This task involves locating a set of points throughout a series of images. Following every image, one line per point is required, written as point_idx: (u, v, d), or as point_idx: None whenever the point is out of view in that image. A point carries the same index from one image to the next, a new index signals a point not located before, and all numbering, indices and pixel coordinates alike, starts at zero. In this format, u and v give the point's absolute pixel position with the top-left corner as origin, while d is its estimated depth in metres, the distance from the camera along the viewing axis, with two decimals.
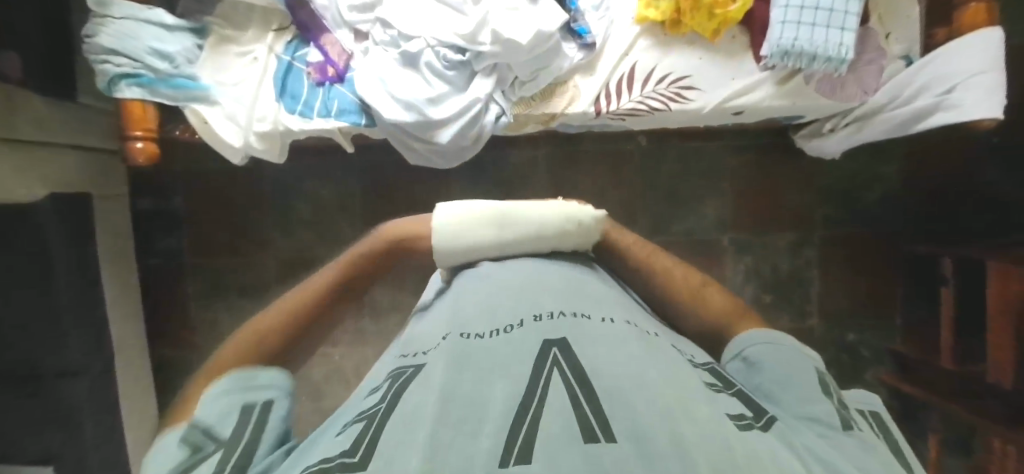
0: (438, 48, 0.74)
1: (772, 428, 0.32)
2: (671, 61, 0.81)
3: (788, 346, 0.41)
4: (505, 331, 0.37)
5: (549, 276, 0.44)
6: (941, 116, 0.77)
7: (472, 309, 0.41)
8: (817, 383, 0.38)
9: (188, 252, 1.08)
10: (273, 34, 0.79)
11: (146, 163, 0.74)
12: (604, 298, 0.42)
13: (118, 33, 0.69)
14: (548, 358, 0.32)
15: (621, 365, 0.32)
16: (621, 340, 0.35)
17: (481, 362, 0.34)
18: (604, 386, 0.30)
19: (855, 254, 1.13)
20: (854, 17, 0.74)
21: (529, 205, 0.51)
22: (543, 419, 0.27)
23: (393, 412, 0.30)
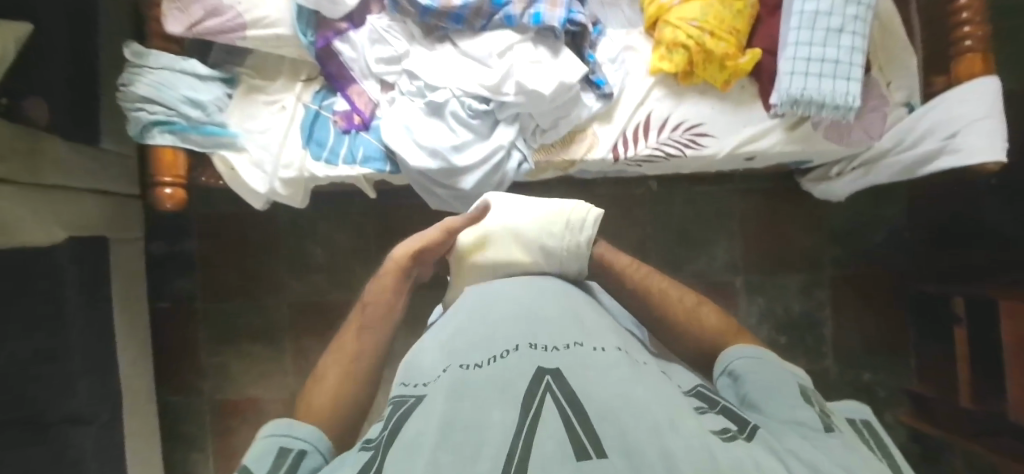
0: (463, 98, 0.77)
1: (757, 437, 0.34)
2: (685, 110, 0.84)
3: (773, 361, 0.44)
4: (501, 357, 0.40)
5: (543, 306, 0.48)
6: (945, 160, 0.80)
7: (471, 340, 0.45)
8: (797, 392, 0.40)
9: (200, 296, 1.07)
10: (302, 84, 0.82)
11: (173, 209, 0.74)
12: (594, 326, 0.46)
13: (154, 83, 0.71)
14: (540, 384, 0.36)
15: (607, 389, 0.36)
16: (608, 364, 0.39)
17: (480, 389, 0.37)
18: (593, 409, 0.33)
19: (864, 294, 1.14)
20: (859, 68, 0.77)
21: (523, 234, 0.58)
22: (535, 439, 0.31)
23: (399, 444, 0.34)
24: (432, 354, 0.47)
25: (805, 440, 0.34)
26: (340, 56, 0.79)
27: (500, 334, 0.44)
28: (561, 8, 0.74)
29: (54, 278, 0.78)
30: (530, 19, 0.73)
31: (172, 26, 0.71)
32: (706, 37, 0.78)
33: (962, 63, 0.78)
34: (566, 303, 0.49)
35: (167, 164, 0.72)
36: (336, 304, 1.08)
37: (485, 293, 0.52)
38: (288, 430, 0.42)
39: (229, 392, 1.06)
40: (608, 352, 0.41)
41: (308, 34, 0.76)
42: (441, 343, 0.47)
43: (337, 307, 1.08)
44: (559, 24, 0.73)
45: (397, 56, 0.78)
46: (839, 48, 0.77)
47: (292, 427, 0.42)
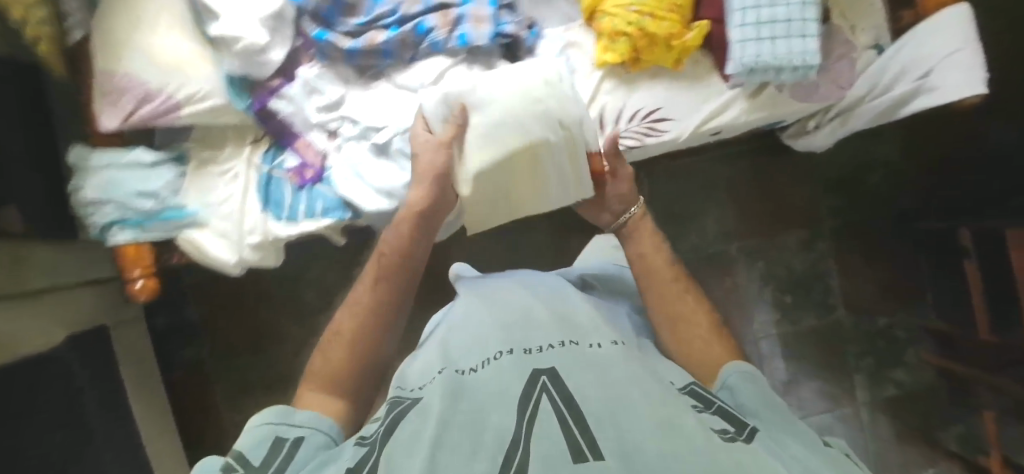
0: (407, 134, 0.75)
1: (751, 439, 0.39)
2: (639, 97, 0.81)
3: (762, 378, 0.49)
4: (502, 364, 0.48)
5: (537, 318, 0.57)
6: (923, 100, 0.76)
7: (484, 350, 0.52)
8: (780, 404, 0.46)
9: (209, 359, 1.09)
10: (249, 147, 0.81)
11: (150, 299, 0.75)
12: (586, 330, 0.54)
13: (102, 184, 0.71)
14: (539, 386, 0.43)
15: (595, 389, 0.43)
16: (595, 367, 0.47)
17: (478, 396, 0.45)
18: (585, 409, 0.40)
19: (867, 238, 1.11)
20: (814, 23, 0.71)
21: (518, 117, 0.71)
22: (534, 438, 0.38)
23: (416, 432, 0.42)
24: (437, 364, 0.55)
25: (800, 448, 0.40)
26: (279, 113, 0.77)
27: (484, 350, 0.53)
28: (487, 24, 0.70)
29: (64, 379, 0.80)
30: (456, 41, 0.70)
31: (108, 121, 0.70)
32: (646, 20, 0.74)
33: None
34: (556, 312, 0.58)
35: (133, 258, 0.73)
36: None
37: (488, 308, 0.62)
38: (281, 420, 0.48)
39: None
40: (598, 352, 0.50)
41: (244, 98, 0.75)
42: (447, 355, 0.55)
43: None
44: (488, 41, 0.70)
45: (335, 103, 0.77)
46: (789, 5, 0.71)
47: (286, 416, 0.49)
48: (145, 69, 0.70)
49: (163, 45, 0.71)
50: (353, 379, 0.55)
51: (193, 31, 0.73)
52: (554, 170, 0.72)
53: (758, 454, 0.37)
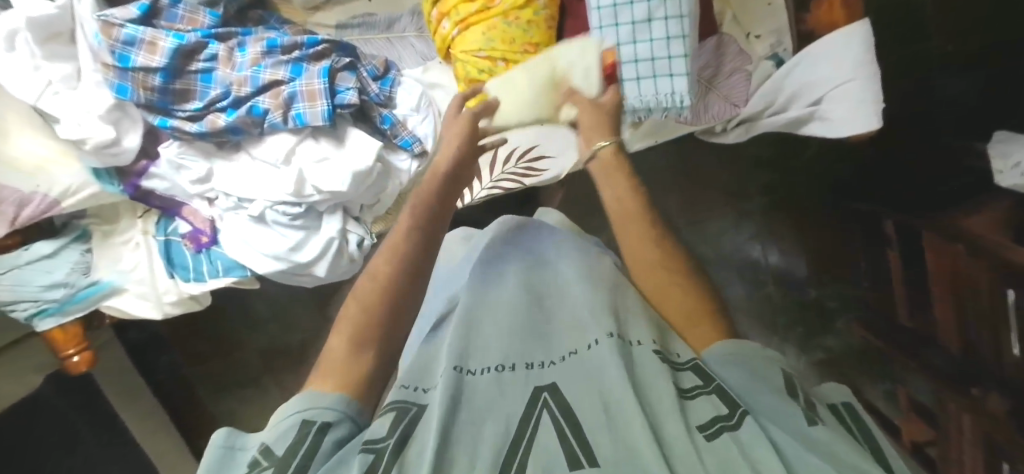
0: (277, 206, 0.76)
1: (744, 422, 0.34)
2: (514, 135, 0.77)
3: (755, 349, 0.42)
4: (498, 370, 0.43)
5: (538, 320, 0.51)
6: (817, 125, 0.70)
7: (470, 351, 0.47)
8: (781, 386, 0.38)
9: (184, 363, 1.22)
10: (141, 219, 0.84)
11: (89, 367, 0.86)
12: (586, 315, 0.48)
13: (9, 285, 0.76)
14: (538, 402, 0.38)
15: (593, 394, 0.38)
16: (605, 360, 0.40)
17: (476, 404, 0.39)
18: (586, 421, 0.35)
19: (799, 214, 1.07)
20: (682, 59, 0.63)
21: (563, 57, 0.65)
22: (529, 461, 0.33)
23: (401, 450, 0.35)
24: (433, 361, 0.49)
25: (788, 437, 0.33)
26: (156, 191, 0.79)
27: (501, 349, 0.46)
28: (321, 100, 0.67)
29: None
30: (294, 121, 0.68)
31: None
32: (500, 67, 0.68)
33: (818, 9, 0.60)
34: (555, 308, 0.53)
35: (63, 341, 0.82)
36: (292, 345, 1.20)
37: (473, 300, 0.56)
38: (313, 402, 0.36)
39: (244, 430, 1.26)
40: (599, 345, 0.43)
41: (115, 183, 0.77)
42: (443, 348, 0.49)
43: (293, 348, 1.20)
44: (325, 121, 0.67)
45: (204, 177, 0.77)
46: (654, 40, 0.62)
47: (312, 399, 0.37)
48: (5, 174, 0.70)
49: (19, 149, 0.71)
50: (379, 332, 0.42)
51: (44, 128, 0.72)
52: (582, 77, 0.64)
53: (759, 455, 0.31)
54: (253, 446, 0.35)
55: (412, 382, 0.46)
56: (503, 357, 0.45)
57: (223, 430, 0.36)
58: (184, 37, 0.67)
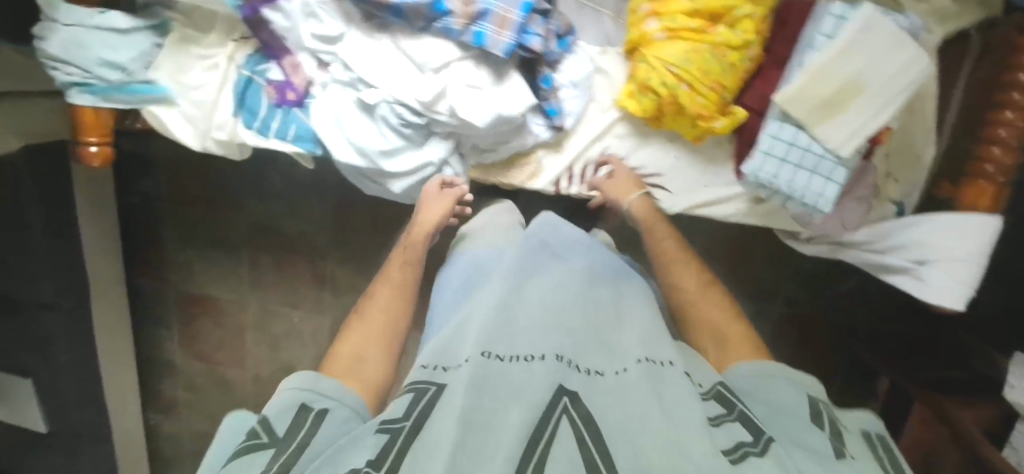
0: (395, 105, 0.69)
1: (768, 451, 0.37)
2: (646, 154, 0.76)
3: (780, 380, 0.49)
4: (526, 360, 0.42)
5: (568, 317, 0.49)
6: (902, 279, 0.74)
7: (499, 329, 0.45)
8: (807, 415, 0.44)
9: (164, 198, 1.13)
10: (234, 44, 0.75)
11: (102, 165, 0.74)
12: (616, 341, 0.48)
13: (65, 41, 0.64)
14: (558, 407, 0.37)
15: (626, 406, 0.38)
16: (633, 384, 0.41)
17: (503, 388, 0.39)
18: (607, 429, 0.36)
19: (809, 340, 1.10)
20: (844, 170, 0.66)
21: (860, 63, 0.61)
22: (551, 454, 0.34)
23: (420, 430, 0.36)
24: (456, 339, 0.47)
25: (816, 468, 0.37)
26: (272, 25, 0.71)
27: (530, 339, 0.45)
28: (510, 33, 0.62)
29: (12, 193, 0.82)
30: (472, 38, 0.62)
31: None
32: (683, 90, 0.66)
33: (969, 189, 0.67)
34: (601, 321, 0.50)
35: (91, 124, 0.71)
36: (289, 232, 1.14)
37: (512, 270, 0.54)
38: (309, 389, 0.46)
39: (196, 290, 1.20)
40: (626, 372, 0.43)
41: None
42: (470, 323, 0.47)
43: (289, 235, 1.14)
44: (503, 54, 0.63)
45: (331, 37, 0.70)
46: (826, 138, 0.64)
47: (311, 383, 0.47)
48: None
49: None
50: (370, 340, 0.56)
51: None
52: (875, 96, 0.61)
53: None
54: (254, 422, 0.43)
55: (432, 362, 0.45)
56: (531, 346, 0.44)
57: (235, 414, 0.46)
58: None
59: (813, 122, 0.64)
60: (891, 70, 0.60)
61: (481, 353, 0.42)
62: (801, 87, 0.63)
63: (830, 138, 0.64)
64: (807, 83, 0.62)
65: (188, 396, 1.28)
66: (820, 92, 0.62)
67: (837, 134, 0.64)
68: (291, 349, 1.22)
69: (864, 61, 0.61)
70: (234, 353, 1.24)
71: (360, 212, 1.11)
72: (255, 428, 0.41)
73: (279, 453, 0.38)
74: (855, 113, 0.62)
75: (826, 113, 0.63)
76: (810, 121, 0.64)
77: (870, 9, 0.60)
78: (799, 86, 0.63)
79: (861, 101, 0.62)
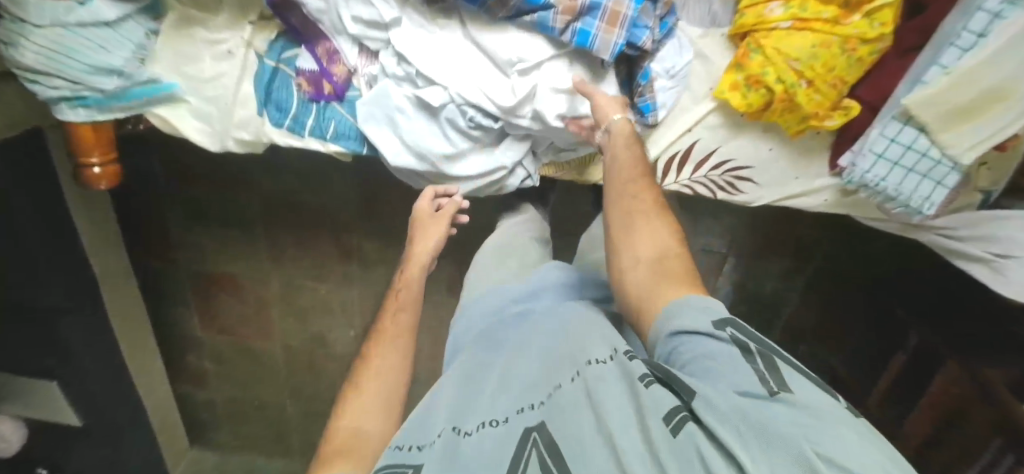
0: (465, 107, 0.59)
1: (696, 409, 0.33)
2: (736, 146, 0.69)
3: (712, 309, 0.41)
4: (492, 423, 0.43)
5: (523, 361, 0.50)
6: (978, 269, 0.74)
7: (462, 407, 0.47)
8: (739, 354, 0.37)
9: (161, 172, 1.00)
10: (252, 27, 0.61)
11: (108, 186, 0.61)
12: (567, 353, 0.47)
13: (47, 47, 0.49)
14: (526, 443, 0.38)
15: (582, 426, 0.37)
16: (584, 390, 0.40)
17: (470, 459, 0.39)
18: (565, 464, 0.35)
19: (839, 292, 1.13)
20: (959, 174, 0.61)
21: (1015, 67, 0.53)
22: None
23: None
24: (430, 417, 0.48)
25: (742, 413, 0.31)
26: (303, 7, 0.57)
27: (491, 401, 0.46)
28: (621, 31, 0.55)
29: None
30: (574, 37, 0.55)
31: None
32: (800, 87, 0.58)
33: None
34: (545, 342, 0.51)
35: (89, 142, 0.57)
36: (308, 206, 1.04)
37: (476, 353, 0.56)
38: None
39: (209, 268, 1.12)
40: (577, 381, 0.42)
41: None
42: (441, 404, 0.49)
43: (308, 209, 1.04)
44: (612, 56, 0.56)
45: (382, 23, 0.58)
46: (948, 144, 0.59)
47: None
48: None
49: None
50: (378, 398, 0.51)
51: None
52: (1022, 105, 0.55)
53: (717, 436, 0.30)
54: None
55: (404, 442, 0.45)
56: (499, 405, 0.45)
57: None
58: None
59: (941, 130, 0.58)
60: None
61: (451, 429, 0.44)
62: (941, 92, 0.56)
63: (960, 145, 0.58)
64: (948, 88, 0.55)
65: (215, 369, 1.26)
66: (959, 97, 0.56)
67: (969, 142, 0.58)
68: (319, 319, 1.17)
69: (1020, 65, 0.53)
70: (259, 327, 1.20)
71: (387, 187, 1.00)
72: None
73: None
74: (990, 121, 0.56)
75: (957, 119, 0.57)
76: (936, 126, 0.58)
77: None
78: (935, 92, 0.56)
79: (1005, 110, 0.55)
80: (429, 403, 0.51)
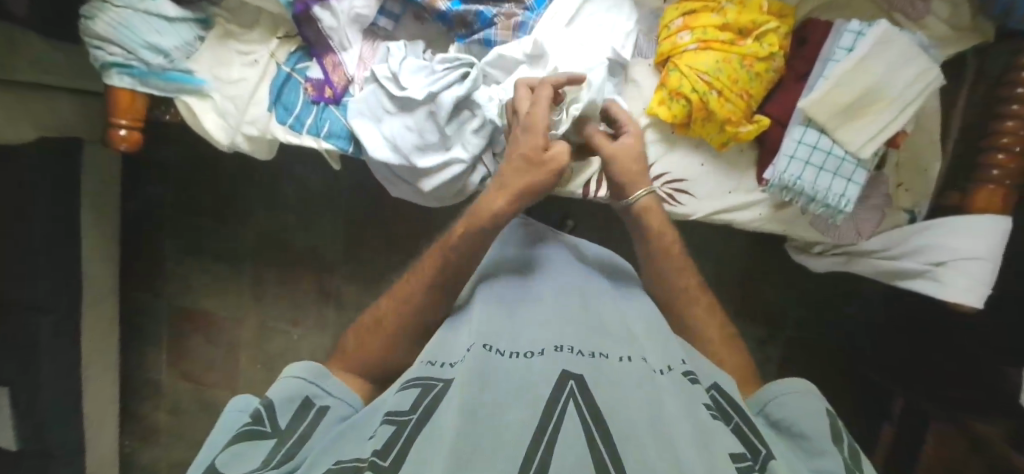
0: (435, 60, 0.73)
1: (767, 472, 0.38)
2: (671, 161, 0.79)
3: (808, 397, 0.51)
4: (527, 357, 0.43)
5: (559, 316, 0.50)
6: (924, 283, 0.76)
7: (497, 333, 0.47)
8: (829, 429, 0.47)
9: (173, 204, 1.12)
10: (278, 41, 0.77)
11: (127, 150, 0.74)
12: (620, 338, 0.48)
13: (114, 22, 0.67)
14: (564, 389, 0.38)
15: (639, 411, 0.37)
16: (638, 378, 0.41)
17: (507, 387, 0.39)
18: (615, 425, 0.35)
19: (819, 364, 1.10)
20: (864, 172, 0.70)
21: (876, 76, 0.66)
22: (558, 439, 0.33)
23: (423, 429, 0.36)
24: (455, 341, 0.49)
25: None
26: (319, 22, 0.73)
27: (529, 338, 0.46)
28: None
29: None
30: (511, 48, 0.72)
31: None
32: (712, 95, 0.70)
33: (980, 193, 0.70)
34: (591, 311, 0.52)
35: (124, 107, 0.71)
36: (295, 246, 1.11)
37: (514, 289, 0.56)
38: (318, 380, 0.49)
39: (192, 304, 1.16)
40: (631, 362, 0.43)
41: None
42: (466, 334, 0.49)
43: (295, 248, 1.11)
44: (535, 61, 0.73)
45: (366, 16, 0.72)
46: (846, 141, 0.68)
47: (316, 375, 0.49)
48: None
49: None
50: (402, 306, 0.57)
51: None
52: (886, 108, 0.67)
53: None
54: (263, 404, 0.45)
55: (437, 360, 0.46)
56: (531, 343, 0.45)
57: (241, 397, 0.48)
58: None
59: (832, 131, 0.69)
60: (905, 81, 0.66)
61: (483, 349, 0.44)
62: (822, 96, 0.67)
63: (851, 144, 0.68)
64: (826, 91, 0.67)
65: (170, 423, 1.19)
66: (842, 98, 0.67)
67: (854, 140, 0.68)
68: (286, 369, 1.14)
69: (877, 74, 0.66)
70: (224, 376, 1.16)
71: (371, 230, 1.09)
72: (258, 411, 0.44)
73: (280, 446, 0.42)
74: (869, 122, 0.67)
75: (842, 120, 0.68)
76: (832, 125, 0.68)
77: (889, 27, 0.66)
78: (818, 96, 0.67)
79: (875, 111, 0.67)
80: (442, 338, 0.51)
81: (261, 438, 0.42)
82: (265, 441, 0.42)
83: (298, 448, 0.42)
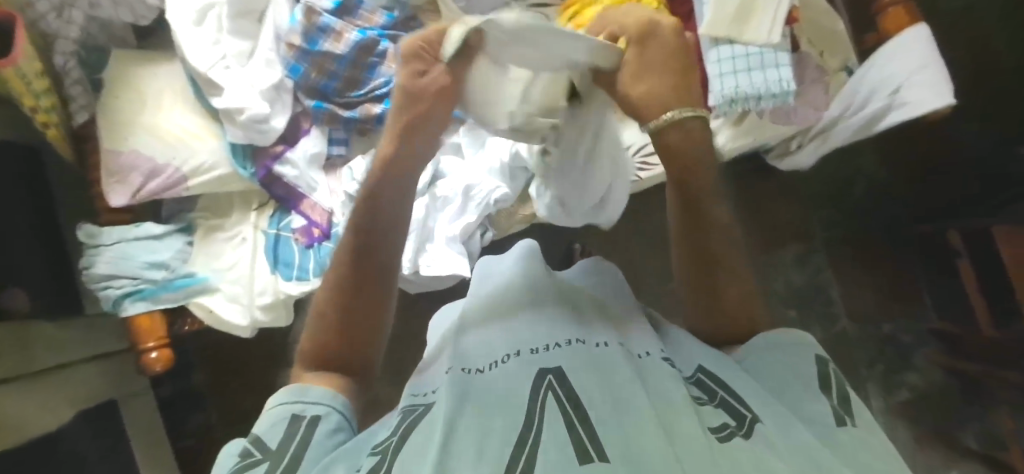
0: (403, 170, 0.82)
1: (755, 433, 0.32)
2: (629, 135, 0.85)
3: (792, 342, 0.43)
4: (502, 363, 0.40)
5: (525, 320, 0.46)
6: (895, 115, 0.79)
7: (465, 349, 0.44)
8: (816, 376, 0.39)
9: (220, 422, 1.11)
10: (256, 212, 0.83)
11: (164, 370, 0.75)
12: (597, 324, 0.45)
13: (114, 258, 0.73)
14: (543, 384, 0.36)
15: (607, 399, 0.34)
16: (615, 363, 0.38)
17: (485, 398, 0.36)
18: (597, 413, 0.32)
19: (860, 248, 1.11)
20: (784, 55, 0.76)
21: None
22: (542, 442, 0.30)
23: (402, 449, 0.33)
24: (430, 371, 0.46)
25: (810, 436, 0.32)
26: (284, 177, 0.80)
27: (502, 341, 0.44)
28: None
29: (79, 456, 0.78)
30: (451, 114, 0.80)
31: (118, 199, 0.72)
32: None
33: (887, 18, 0.77)
34: (564, 302, 0.49)
35: (147, 330, 0.74)
36: None
37: (473, 304, 0.52)
38: (299, 396, 0.41)
39: None
40: (608, 346, 0.41)
41: (248, 167, 0.78)
42: (437, 367, 0.45)
43: None
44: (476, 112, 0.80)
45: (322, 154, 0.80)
46: (755, 37, 0.75)
47: (301, 392, 0.42)
48: (146, 144, 0.74)
49: (168, 120, 0.76)
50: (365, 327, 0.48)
51: (194, 105, 0.78)
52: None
53: (773, 461, 0.29)
54: (243, 444, 0.38)
55: (421, 391, 0.44)
56: (506, 348, 0.43)
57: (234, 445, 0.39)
58: (320, 47, 0.78)
59: (746, 35, 0.76)
60: None
61: (459, 369, 0.41)
62: (716, 19, 0.76)
63: (769, 37, 0.75)
64: (717, 14, 0.76)
65: None
66: (727, 11, 0.75)
67: (765, 32, 0.75)
68: None
69: None
70: None
71: (408, 349, 1.10)
72: (244, 446, 0.37)
73: (274, 466, 0.34)
74: (766, 13, 0.75)
75: (739, 26, 0.76)
76: (735, 32, 0.76)
77: None
78: (711, 20, 0.76)
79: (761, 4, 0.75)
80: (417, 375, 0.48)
81: (248, 468, 0.34)
82: (253, 470, 0.34)
83: (295, 465, 0.34)
